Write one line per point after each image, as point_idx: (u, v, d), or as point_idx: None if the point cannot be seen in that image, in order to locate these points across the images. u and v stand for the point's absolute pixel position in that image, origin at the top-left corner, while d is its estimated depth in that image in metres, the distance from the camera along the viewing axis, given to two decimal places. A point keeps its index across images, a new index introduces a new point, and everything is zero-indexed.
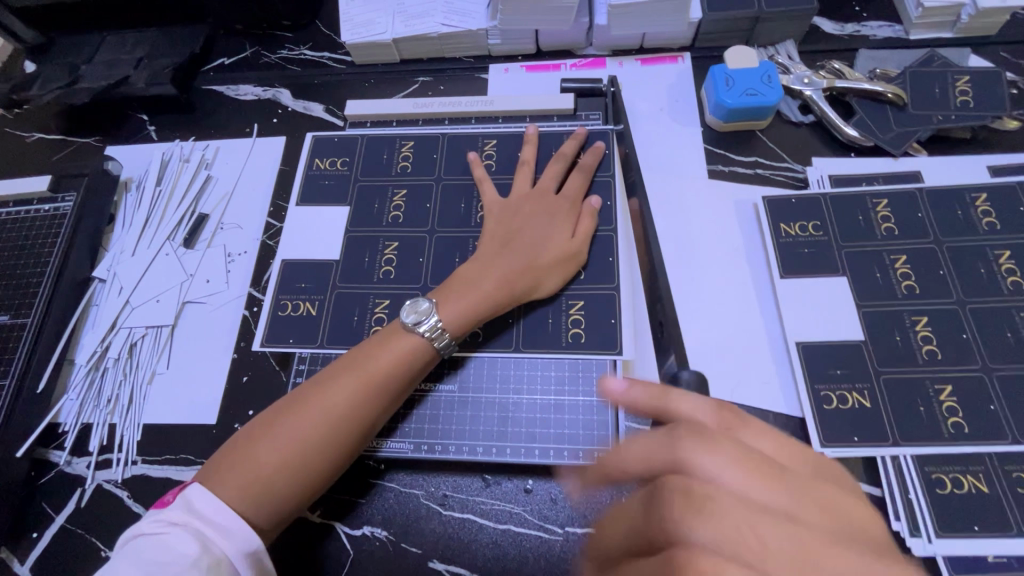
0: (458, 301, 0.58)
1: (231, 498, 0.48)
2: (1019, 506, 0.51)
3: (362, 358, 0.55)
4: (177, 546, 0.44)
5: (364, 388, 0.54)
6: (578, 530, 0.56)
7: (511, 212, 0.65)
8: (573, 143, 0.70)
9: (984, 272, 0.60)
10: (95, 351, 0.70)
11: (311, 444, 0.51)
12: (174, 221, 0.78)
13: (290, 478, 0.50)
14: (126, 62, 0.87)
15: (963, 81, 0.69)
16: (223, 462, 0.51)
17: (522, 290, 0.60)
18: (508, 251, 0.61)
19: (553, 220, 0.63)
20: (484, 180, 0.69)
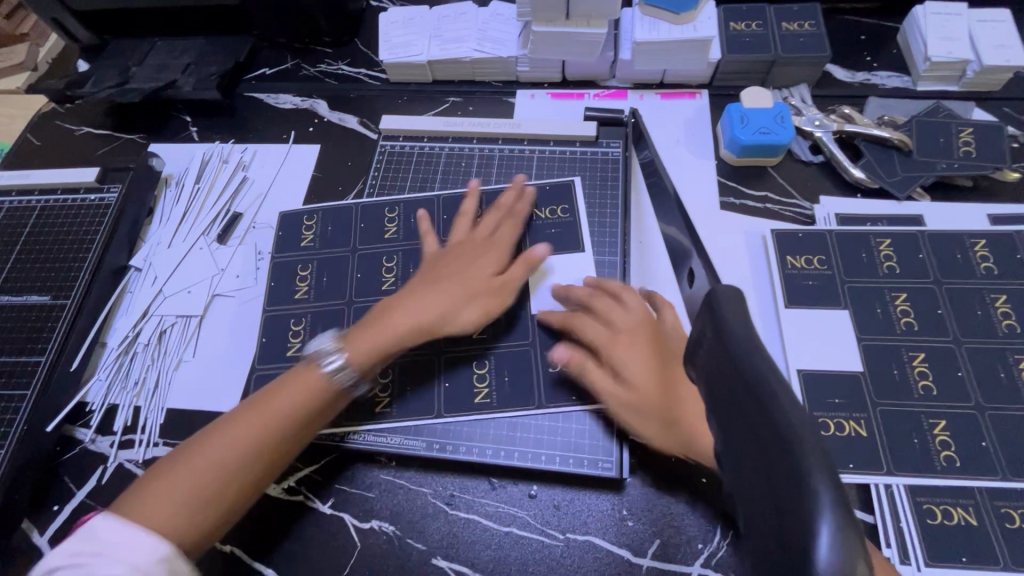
0: (425, 307, 0.62)
1: (154, 518, 0.50)
2: (1006, 541, 0.53)
3: (272, 392, 0.57)
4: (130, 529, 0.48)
5: (254, 418, 0.55)
6: (578, 537, 0.58)
7: (442, 251, 0.68)
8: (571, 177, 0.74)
9: (981, 314, 0.63)
10: (126, 336, 0.74)
11: (224, 457, 0.53)
12: (209, 217, 0.82)
13: (224, 488, 0.53)
14: (175, 67, 0.92)
15: (967, 132, 0.73)
16: (149, 480, 0.53)
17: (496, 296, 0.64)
18: (439, 289, 0.64)
19: (476, 261, 0.66)
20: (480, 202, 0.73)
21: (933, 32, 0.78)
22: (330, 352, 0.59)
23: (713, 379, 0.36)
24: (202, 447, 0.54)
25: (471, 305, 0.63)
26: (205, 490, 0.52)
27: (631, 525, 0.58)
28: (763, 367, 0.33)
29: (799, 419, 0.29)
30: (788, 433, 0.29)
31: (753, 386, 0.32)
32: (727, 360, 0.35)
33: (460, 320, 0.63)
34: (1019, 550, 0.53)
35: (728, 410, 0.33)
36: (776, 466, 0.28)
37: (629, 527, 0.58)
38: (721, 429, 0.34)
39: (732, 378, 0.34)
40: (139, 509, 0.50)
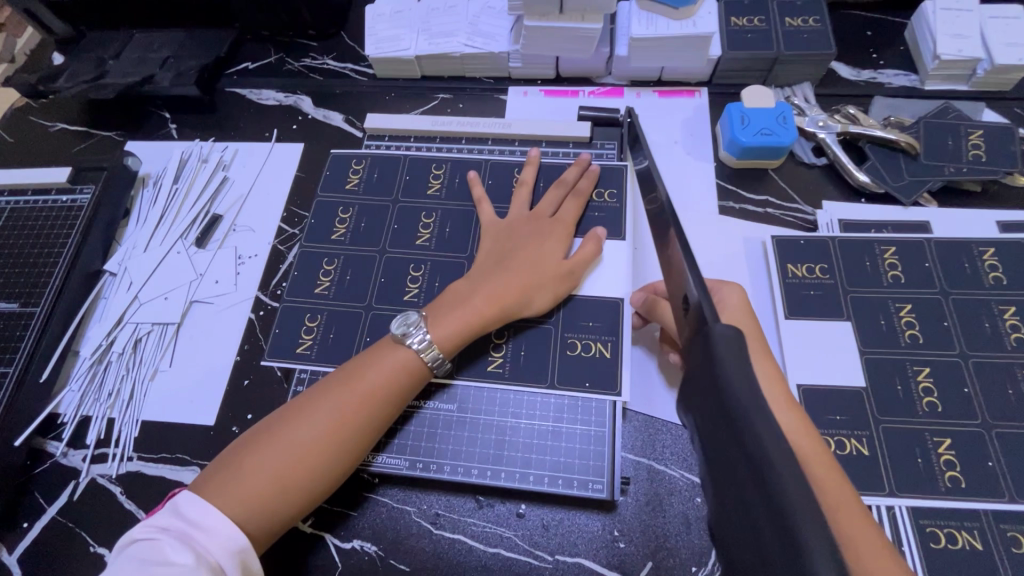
0: (488, 284, 0.60)
1: (224, 507, 0.48)
2: (1013, 567, 0.51)
3: (357, 370, 0.56)
4: (167, 554, 0.44)
5: (359, 403, 0.54)
6: (568, 559, 0.56)
7: (507, 232, 0.65)
8: (576, 168, 0.70)
9: (988, 327, 0.61)
10: (100, 344, 0.71)
11: (321, 446, 0.52)
12: (188, 220, 0.78)
13: (315, 476, 0.51)
14: (153, 60, 0.89)
15: (976, 135, 0.70)
16: (219, 469, 0.51)
17: (513, 308, 0.60)
18: (507, 267, 0.61)
19: (547, 240, 0.64)
20: (484, 201, 0.70)
21: (942, 29, 0.75)
22: (411, 329, 0.58)
23: (708, 431, 0.33)
24: (282, 436, 0.52)
25: (548, 285, 0.61)
26: (292, 480, 0.50)
27: (622, 547, 0.56)
28: (760, 425, 0.29)
29: (799, 498, 0.26)
30: (789, 516, 0.26)
31: (749, 453, 0.29)
32: (721, 412, 0.31)
33: (539, 297, 0.61)
34: None
35: (724, 471, 0.31)
36: (776, 548, 0.26)
37: (621, 549, 0.56)
38: (716, 490, 0.32)
39: (727, 435, 0.31)
40: (212, 498, 0.49)
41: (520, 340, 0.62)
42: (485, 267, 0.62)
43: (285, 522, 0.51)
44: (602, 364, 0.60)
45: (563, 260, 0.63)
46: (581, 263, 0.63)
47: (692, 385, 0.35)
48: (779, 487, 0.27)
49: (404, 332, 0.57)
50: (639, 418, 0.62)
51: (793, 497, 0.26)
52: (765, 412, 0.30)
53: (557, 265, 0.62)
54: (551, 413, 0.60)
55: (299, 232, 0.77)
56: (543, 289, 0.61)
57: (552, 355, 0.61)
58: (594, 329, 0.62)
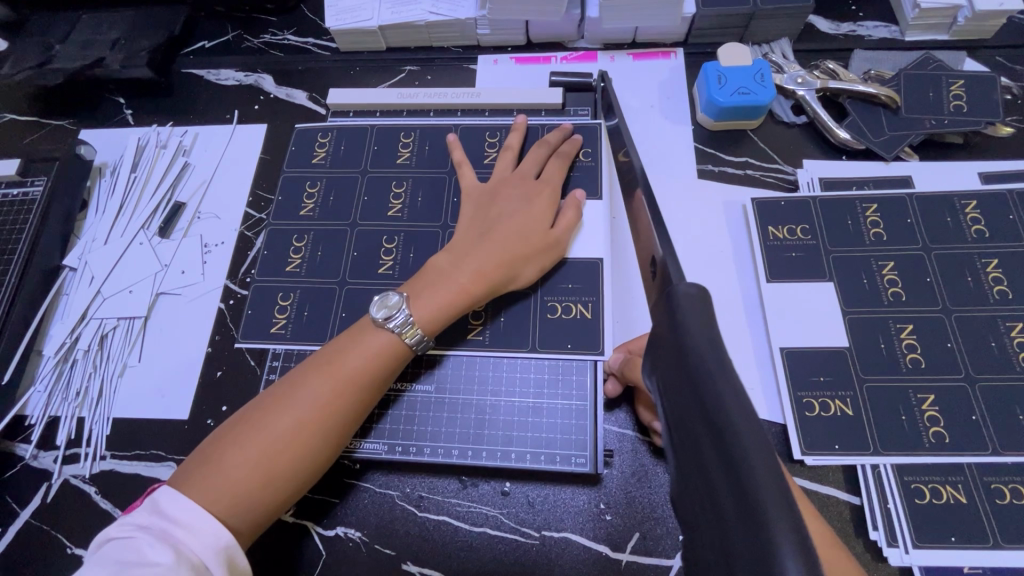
0: (472, 257, 0.57)
1: (207, 502, 0.46)
2: (997, 519, 0.51)
3: (336, 354, 0.54)
4: (144, 552, 0.42)
5: (341, 389, 0.52)
6: (555, 534, 0.55)
7: (490, 200, 0.62)
8: (558, 132, 0.67)
9: (971, 281, 0.60)
10: (64, 343, 0.68)
11: (303, 436, 0.50)
12: (149, 209, 0.75)
13: (300, 466, 0.50)
14: (102, 43, 0.84)
15: (958, 85, 0.68)
16: (198, 464, 0.49)
17: (498, 284, 0.58)
18: (489, 240, 0.58)
19: (532, 208, 0.61)
20: (466, 164, 0.67)
21: None
22: (392, 311, 0.55)
23: (675, 402, 0.33)
24: (263, 427, 0.50)
25: (533, 258, 0.59)
26: (274, 469, 0.49)
27: (609, 519, 0.55)
28: (724, 389, 0.29)
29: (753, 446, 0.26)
30: (749, 480, 0.25)
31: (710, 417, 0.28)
32: (687, 381, 0.31)
33: (524, 271, 0.59)
34: (1012, 527, 0.50)
35: (685, 441, 0.31)
36: (735, 517, 0.25)
37: (608, 521, 0.55)
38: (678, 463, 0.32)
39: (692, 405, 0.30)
40: (189, 491, 0.47)
41: (503, 312, 0.60)
42: (467, 238, 0.60)
43: (272, 512, 0.50)
44: (585, 326, 0.59)
45: (548, 230, 0.60)
46: (565, 232, 0.60)
47: (663, 359, 0.35)
48: (740, 451, 0.26)
49: (386, 316, 0.55)
50: None
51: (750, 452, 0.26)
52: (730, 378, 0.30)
53: (542, 234, 0.59)
54: (531, 385, 0.59)
55: (266, 217, 0.74)
56: (529, 262, 0.59)
57: (531, 321, 0.60)
58: (573, 291, 0.61)
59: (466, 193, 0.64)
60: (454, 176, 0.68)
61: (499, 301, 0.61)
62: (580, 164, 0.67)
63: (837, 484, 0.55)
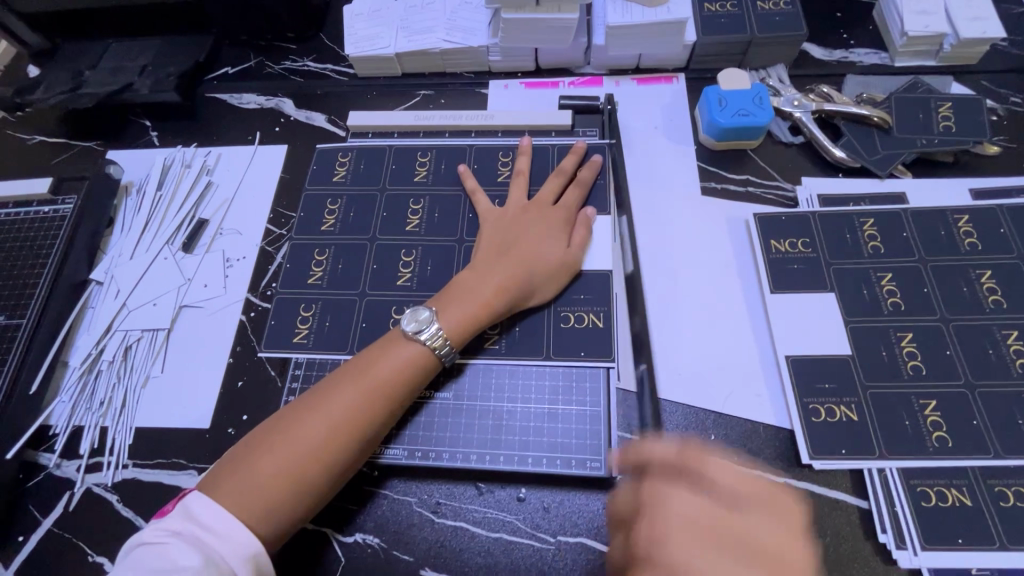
0: (496, 274, 0.60)
1: (239, 508, 0.48)
2: (1002, 520, 0.52)
3: (364, 365, 0.56)
4: (174, 559, 0.44)
5: (369, 398, 0.54)
6: (570, 539, 0.56)
7: (509, 221, 0.65)
8: (573, 158, 0.71)
9: (966, 291, 0.62)
10: (89, 354, 0.70)
11: (332, 444, 0.52)
12: (173, 225, 0.78)
13: (327, 473, 0.52)
14: (131, 69, 0.88)
15: (946, 107, 0.72)
16: (228, 471, 0.50)
17: (519, 299, 0.61)
18: (511, 257, 0.62)
19: (548, 230, 0.65)
20: (478, 191, 0.70)
21: (908, 8, 0.77)
22: (422, 325, 0.58)
23: None
24: (293, 436, 0.51)
25: (551, 277, 0.62)
26: (302, 476, 0.50)
27: None
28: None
29: None
30: None
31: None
32: None
33: (543, 289, 0.62)
34: (1016, 529, 0.52)
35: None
36: None
37: None
38: None
39: None
40: (220, 497, 0.48)
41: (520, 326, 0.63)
42: (488, 256, 0.62)
43: (299, 519, 0.51)
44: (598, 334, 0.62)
45: (566, 252, 0.64)
46: (580, 253, 0.65)
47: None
48: None
49: (416, 329, 0.57)
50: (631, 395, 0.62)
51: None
52: None
53: (560, 256, 0.63)
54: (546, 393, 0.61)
55: (286, 232, 0.77)
56: (547, 280, 0.62)
57: (546, 332, 0.63)
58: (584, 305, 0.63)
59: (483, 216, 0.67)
60: (467, 200, 0.71)
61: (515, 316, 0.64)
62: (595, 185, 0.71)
63: (844, 488, 0.56)
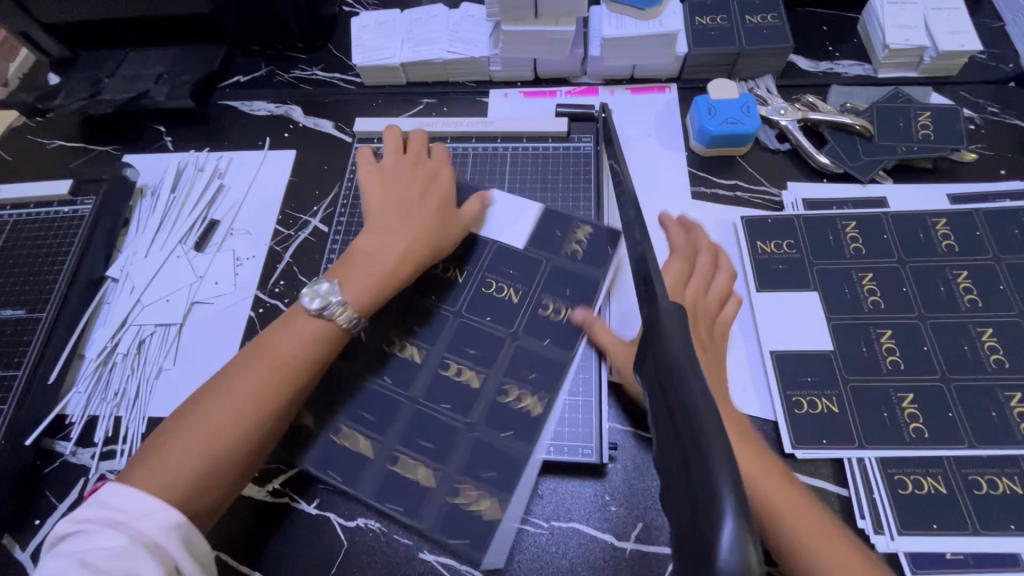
0: (397, 245, 0.64)
1: (159, 484, 0.50)
2: (975, 507, 0.55)
3: (267, 344, 0.58)
4: (102, 542, 0.46)
5: (270, 377, 0.56)
6: (563, 524, 0.59)
7: (430, 196, 0.68)
8: (493, 142, 0.75)
9: (944, 290, 0.65)
10: (105, 347, 0.73)
11: (234, 422, 0.54)
12: (186, 225, 0.82)
13: (248, 449, 0.55)
14: (147, 76, 0.92)
15: (925, 116, 0.75)
16: (148, 455, 0.52)
17: (420, 264, 0.65)
18: (393, 227, 0.65)
19: (443, 198, 0.69)
20: (419, 156, 0.73)
21: (889, 21, 0.81)
22: (328, 302, 0.59)
23: (657, 393, 0.39)
24: (203, 418, 0.54)
25: (450, 238, 0.67)
26: (218, 455, 0.53)
27: (614, 510, 0.59)
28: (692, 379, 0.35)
29: (708, 415, 0.32)
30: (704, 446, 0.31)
31: (684, 403, 0.34)
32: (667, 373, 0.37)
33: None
34: (988, 515, 0.54)
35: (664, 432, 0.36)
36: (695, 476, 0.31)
37: (613, 511, 0.59)
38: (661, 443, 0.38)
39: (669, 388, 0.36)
40: (139, 480, 0.51)
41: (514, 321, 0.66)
42: (395, 226, 0.65)
43: (223, 496, 0.54)
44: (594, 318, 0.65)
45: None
46: (477, 222, 0.69)
47: (651, 359, 0.40)
48: (699, 421, 0.32)
49: (324, 305, 0.59)
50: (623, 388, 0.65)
51: (710, 434, 0.31)
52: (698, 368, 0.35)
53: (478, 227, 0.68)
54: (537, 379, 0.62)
55: (294, 233, 0.81)
56: (451, 244, 0.67)
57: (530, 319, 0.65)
58: (570, 296, 0.66)
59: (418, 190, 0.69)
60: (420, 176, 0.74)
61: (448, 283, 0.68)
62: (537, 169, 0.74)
63: (825, 477, 0.59)
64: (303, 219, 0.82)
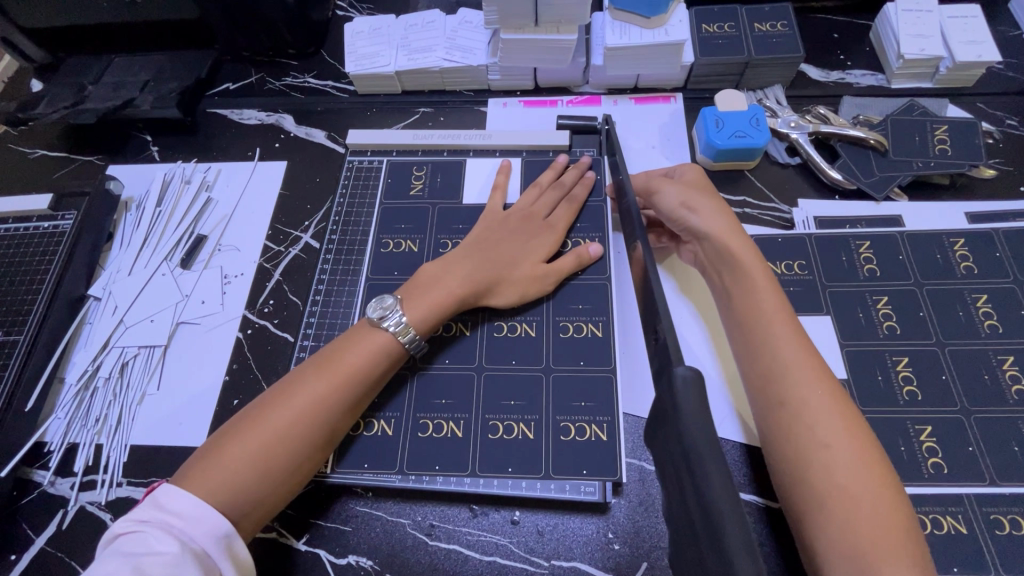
0: (463, 267, 0.63)
1: (206, 494, 0.48)
2: (997, 548, 0.52)
3: (333, 354, 0.56)
4: (151, 545, 0.44)
5: (335, 386, 0.54)
6: (564, 563, 0.56)
7: (495, 221, 0.68)
8: (576, 172, 0.73)
9: (962, 315, 0.63)
10: (86, 370, 0.70)
11: (298, 430, 0.52)
12: (172, 241, 0.78)
13: (302, 458, 0.52)
14: (133, 84, 0.89)
15: (942, 130, 0.72)
16: (198, 460, 0.50)
17: (484, 294, 0.63)
18: (474, 255, 0.64)
19: (531, 240, 0.67)
20: (501, 188, 0.72)
21: (904, 30, 0.78)
22: (387, 312, 0.58)
23: (671, 471, 0.37)
24: (262, 423, 0.51)
25: (519, 284, 0.64)
26: (274, 461, 0.51)
27: (617, 549, 0.56)
28: (712, 471, 0.33)
29: (732, 521, 0.31)
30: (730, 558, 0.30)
31: (703, 501, 0.33)
32: (683, 460, 0.35)
33: (506, 292, 0.64)
34: (1012, 558, 0.52)
35: (684, 524, 0.35)
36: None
37: (616, 551, 0.56)
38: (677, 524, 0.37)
39: (687, 478, 0.34)
40: (189, 486, 0.48)
41: (507, 349, 0.64)
42: (464, 250, 0.65)
43: (268, 507, 0.51)
44: (596, 343, 0.63)
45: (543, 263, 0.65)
46: (554, 270, 0.65)
47: (663, 411, 0.39)
48: (723, 526, 0.31)
49: (381, 316, 0.58)
50: (627, 417, 0.62)
51: (731, 535, 0.30)
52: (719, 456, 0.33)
53: (536, 265, 0.65)
54: (540, 403, 0.61)
55: (284, 249, 0.77)
56: (514, 284, 0.64)
57: (544, 343, 0.64)
58: (582, 312, 0.65)
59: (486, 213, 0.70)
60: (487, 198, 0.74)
61: (487, 311, 0.66)
62: (591, 203, 0.72)
63: None
64: (294, 234, 0.78)
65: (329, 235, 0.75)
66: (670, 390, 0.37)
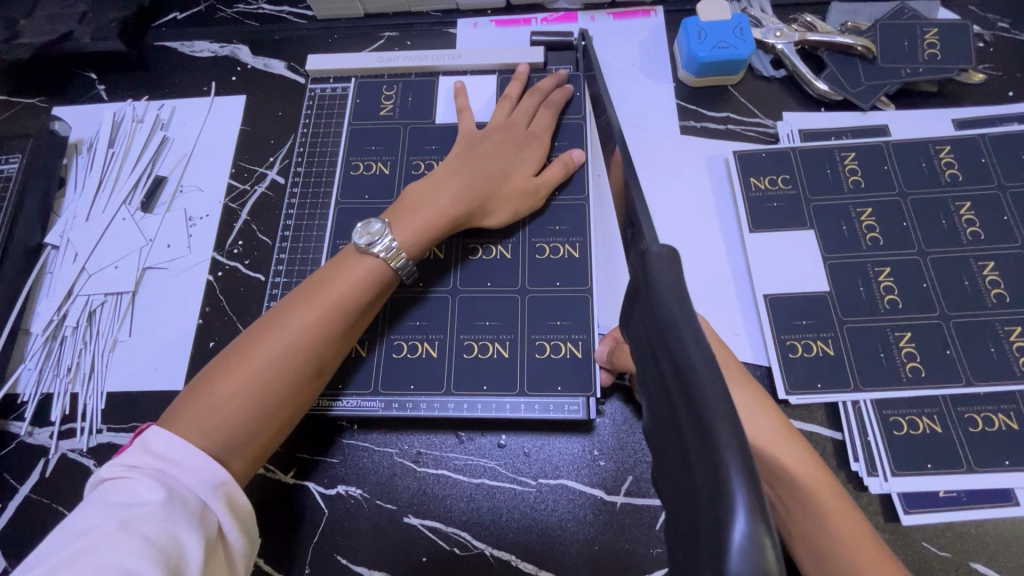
0: (452, 184, 0.60)
1: (199, 433, 0.46)
2: (970, 444, 0.54)
3: (320, 284, 0.54)
4: (136, 493, 0.42)
5: (325, 316, 0.52)
6: (552, 481, 0.57)
7: (476, 137, 0.65)
8: (552, 81, 0.70)
9: (945, 222, 0.62)
10: (51, 320, 0.68)
11: (291, 362, 0.50)
12: (129, 184, 0.74)
13: (294, 391, 0.51)
14: (69, 16, 0.81)
15: (932, 33, 0.69)
16: (187, 399, 0.48)
17: (477, 212, 0.61)
18: (461, 171, 0.61)
19: (518, 152, 0.64)
20: (466, 108, 0.70)
21: None
22: (374, 238, 0.56)
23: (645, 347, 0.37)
24: (252, 357, 0.49)
25: (511, 201, 0.62)
26: (268, 396, 0.49)
27: (603, 464, 0.57)
28: (686, 332, 0.31)
29: (700, 362, 0.29)
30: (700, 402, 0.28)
31: (676, 360, 0.31)
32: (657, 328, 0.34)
33: (498, 209, 0.62)
34: (983, 452, 0.53)
35: (663, 405, 0.33)
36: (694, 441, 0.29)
37: (602, 466, 0.57)
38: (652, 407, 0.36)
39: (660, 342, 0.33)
40: (180, 425, 0.47)
41: (484, 273, 0.62)
42: (450, 168, 0.62)
43: (265, 443, 0.50)
44: (574, 264, 0.62)
45: (530, 176, 0.63)
46: (546, 181, 0.63)
47: (640, 307, 0.38)
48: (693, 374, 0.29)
49: (369, 242, 0.55)
50: None
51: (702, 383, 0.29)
52: (692, 317, 0.32)
53: (525, 179, 0.63)
54: (515, 324, 0.60)
55: (250, 187, 0.74)
56: (507, 200, 0.62)
57: (521, 265, 0.62)
58: (561, 233, 0.64)
59: (462, 134, 0.67)
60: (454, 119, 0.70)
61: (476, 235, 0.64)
62: (568, 120, 0.69)
63: (820, 422, 0.57)
64: (258, 171, 0.74)
65: (294, 168, 0.72)
66: (644, 271, 0.37)
